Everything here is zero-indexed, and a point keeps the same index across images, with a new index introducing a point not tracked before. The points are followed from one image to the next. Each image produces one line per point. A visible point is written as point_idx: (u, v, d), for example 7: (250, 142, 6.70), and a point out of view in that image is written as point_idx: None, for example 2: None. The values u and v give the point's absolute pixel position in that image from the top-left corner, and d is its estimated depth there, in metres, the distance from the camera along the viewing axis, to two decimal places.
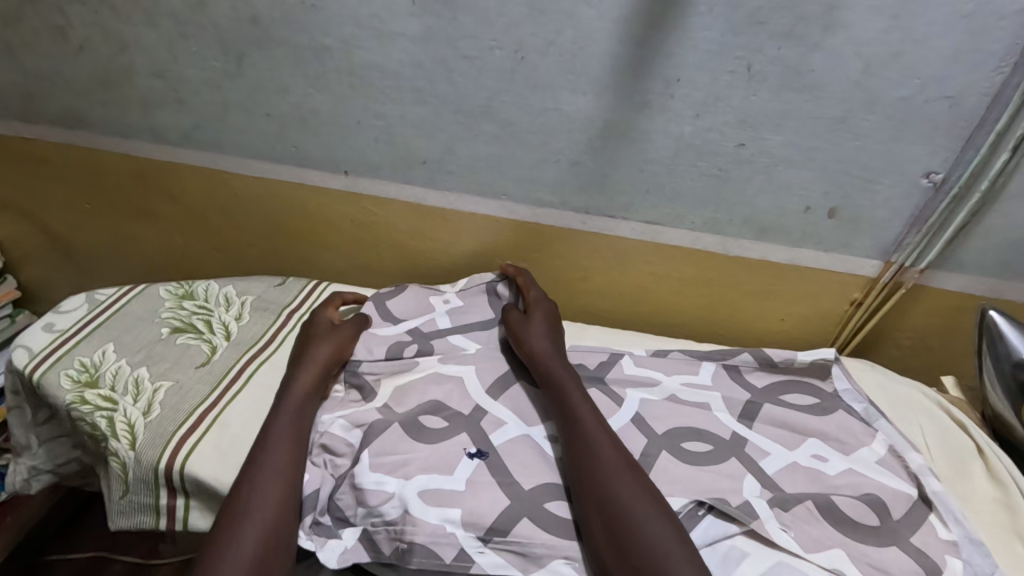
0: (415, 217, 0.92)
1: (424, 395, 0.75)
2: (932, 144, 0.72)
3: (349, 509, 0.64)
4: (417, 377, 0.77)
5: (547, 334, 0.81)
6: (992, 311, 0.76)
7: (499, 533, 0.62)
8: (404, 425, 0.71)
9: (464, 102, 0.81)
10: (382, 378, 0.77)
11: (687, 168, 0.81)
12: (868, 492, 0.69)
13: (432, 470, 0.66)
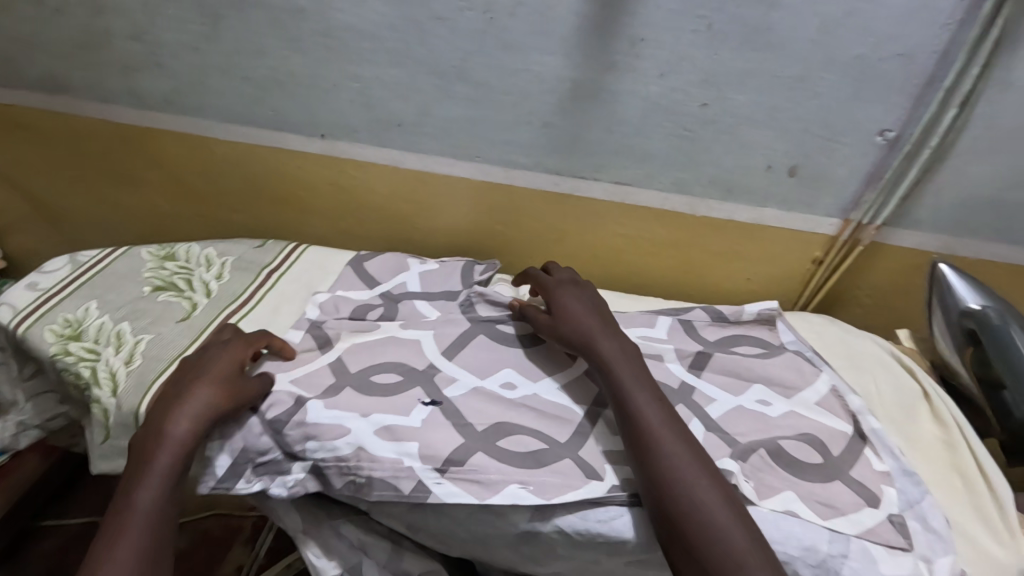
0: (393, 180, 0.91)
1: (380, 354, 0.73)
2: (888, 101, 0.70)
3: (297, 445, 0.62)
4: (373, 339, 0.75)
5: (592, 312, 0.69)
6: (941, 264, 0.74)
7: (456, 464, 0.60)
8: (359, 382, 0.69)
9: (435, 63, 0.77)
10: (342, 333, 0.75)
11: (654, 129, 0.78)
12: (805, 432, 0.64)
13: (388, 412, 0.65)
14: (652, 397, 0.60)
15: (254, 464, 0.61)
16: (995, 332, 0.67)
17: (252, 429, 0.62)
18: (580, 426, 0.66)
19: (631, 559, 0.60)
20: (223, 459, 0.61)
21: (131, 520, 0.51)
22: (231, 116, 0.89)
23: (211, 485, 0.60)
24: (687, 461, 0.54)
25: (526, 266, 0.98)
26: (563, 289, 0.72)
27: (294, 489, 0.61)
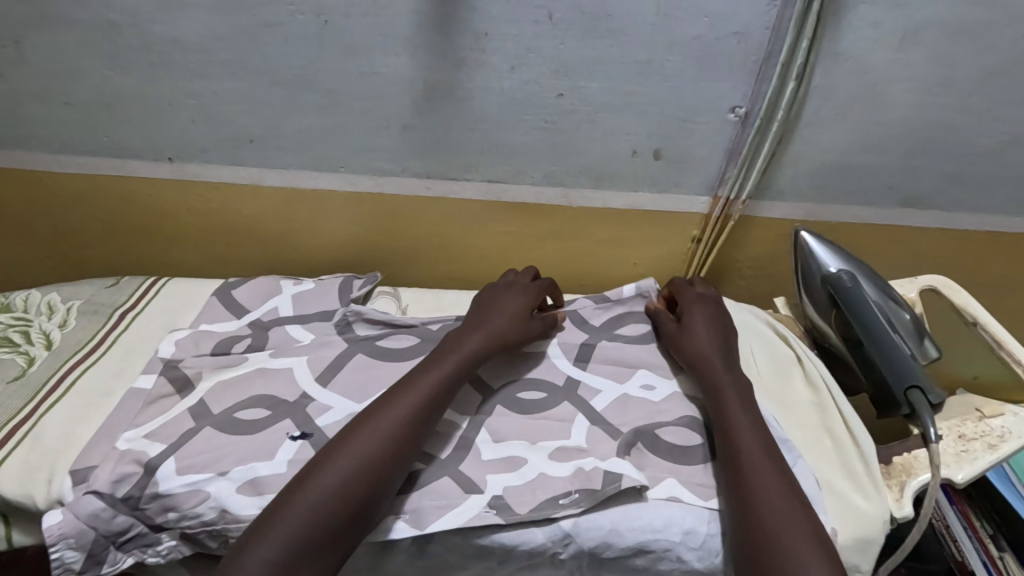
0: (256, 200, 0.86)
1: (247, 390, 0.68)
2: (732, 79, 0.71)
3: (158, 515, 0.57)
4: (241, 374, 0.69)
5: (715, 329, 0.71)
6: (802, 231, 0.75)
7: None
8: (220, 425, 0.64)
9: (276, 73, 0.72)
10: (203, 372, 0.69)
11: (516, 123, 0.76)
12: (682, 412, 0.67)
13: (251, 459, 0.60)
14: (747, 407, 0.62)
15: (116, 542, 0.56)
16: (849, 295, 0.70)
17: (100, 513, 0.56)
18: (463, 438, 0.64)
19: (523, 569, 0.59)
20: (74, 551, 0.55)
21: (360, 431, 0.57)
22: (61, 145, 0.81)
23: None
24: (768, 472, 0.55)
25: (413, 274, 0.95)
26: (707, 300, 0.75)
27: (169, 557, 0.57)
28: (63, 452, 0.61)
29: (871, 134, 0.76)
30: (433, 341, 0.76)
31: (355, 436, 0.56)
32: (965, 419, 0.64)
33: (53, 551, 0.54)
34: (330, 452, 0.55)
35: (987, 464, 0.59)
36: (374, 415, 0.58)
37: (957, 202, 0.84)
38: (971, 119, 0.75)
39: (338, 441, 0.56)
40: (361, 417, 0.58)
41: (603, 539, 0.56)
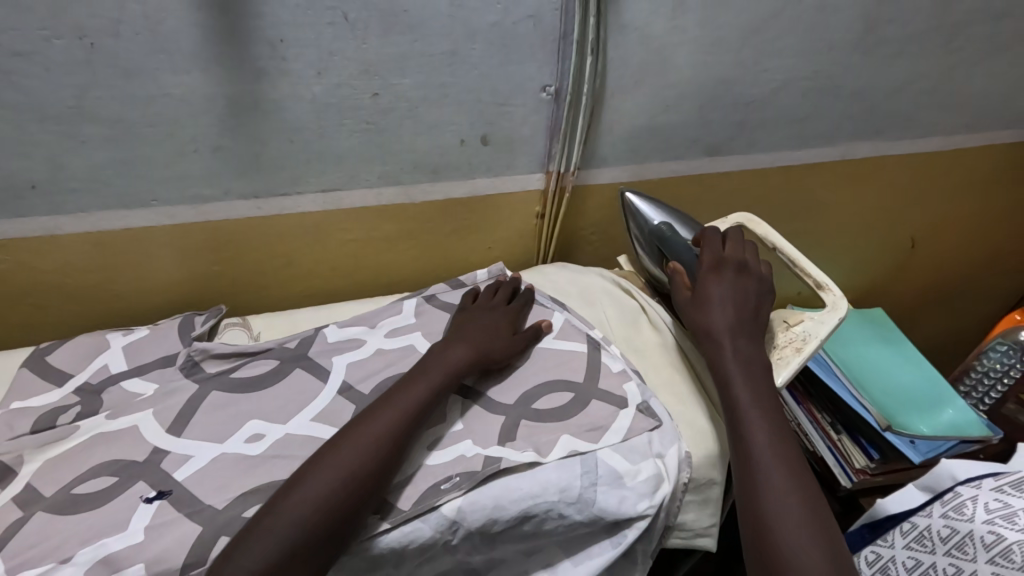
0: (57, 251, 0.76)
1: (84, 462, 0.60)
2: (537, 60, 0.75)
3: None
4: (75, 446, 0.62)
5: (734, 311, 0.67)
6: (629, 193, 0.82)
7: (197, 565, 0.53)
8: (55, 507, 0.56)
9: (45, 107, 0.64)
10: (25, 453, 0.61)
11: (336, 129, 0.75)
12: (545, 378, 0.71)
13: (100, 537, 0.54)
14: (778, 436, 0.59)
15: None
16: (670, 243, 0.77)
17: None
18: None
19: (420, 565, 0.60)
20: None
21: (345, 447, 0.56)
22: None
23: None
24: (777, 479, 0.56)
25: (267, 299, 0.91)
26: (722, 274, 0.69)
27: None
28: None
29: (667, 95, 0.85)
30: (294, 361, 0.73)
31: (337, 457, 0.55)
32: (777, 333, 0.73)
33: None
34: (304, 477, 0.54)
35: (795, 365, 0.68)
36: (360, 435, 0.57)
37: (750, 145, 0.96)
38: (743, 72, 0.85)
39: (319, 460, 0.55)
40: (352, 424, 0.59)
41: (488, 516, 0.58)
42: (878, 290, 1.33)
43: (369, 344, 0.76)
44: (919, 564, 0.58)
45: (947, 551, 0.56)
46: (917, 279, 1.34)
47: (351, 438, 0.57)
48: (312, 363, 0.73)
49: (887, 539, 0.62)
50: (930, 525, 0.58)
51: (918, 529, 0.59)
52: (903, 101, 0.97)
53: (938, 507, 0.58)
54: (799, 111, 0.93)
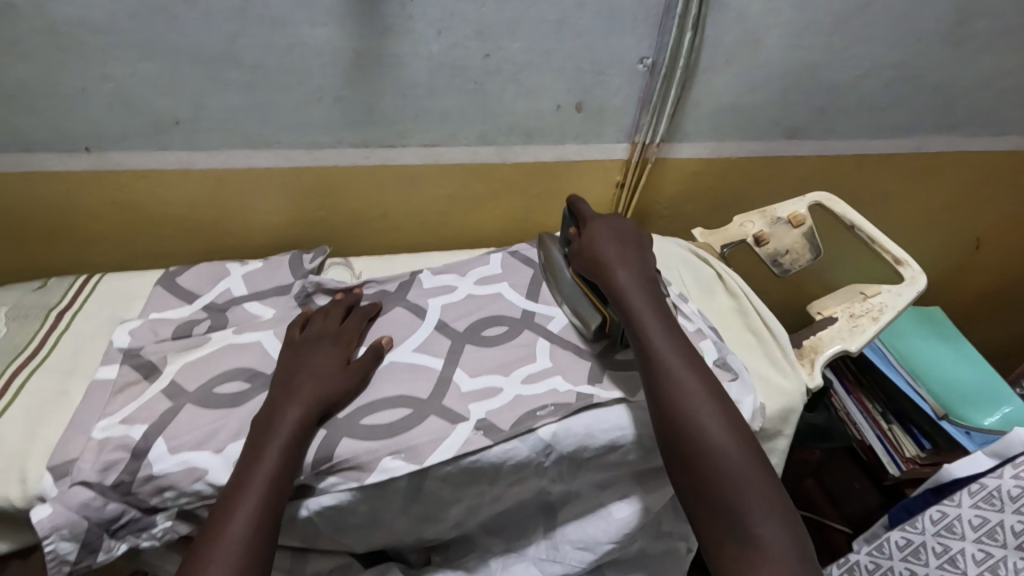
0: (186, 185, 0.83)
1: (219, 367, 0.67)
2: (637, 33, 0.80)
3: (153, 498, 0.56)
4: (209, 353, 0.69)
5: (614, 240, 0.75)
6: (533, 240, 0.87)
7: (324, 462, 0.59)
8: (200, 401, 0.63)
9: (199, 50, 0.71)
10: (168, 355, 0.68)
11: (446, 87, 0.80)
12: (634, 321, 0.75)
13: (246, 433, 0.60)
14: (726, 418, 0.59)
15: (109, 530, 0.55)
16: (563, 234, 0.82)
17: (89, 503, 0.54)
18: (439, 378, 0.68)
19: (512, 484, 0.66)
20: (68, 545, 0.53)
21: (245, 492, 0.54)
22: None
23: (65, 571, 0.53)
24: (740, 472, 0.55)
25: (359, 247, 0.97)
26: (600, 241, 0.75)
27: (165, 538, 0.58)
28: (28, 450, 0.58)
29: (755, 76, 0.88)
30: (396, 300, 0.79)
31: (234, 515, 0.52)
32: (853, 302, 0.76)
33: (46, 545, 0.52)
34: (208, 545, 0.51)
35: (872, 332, 0.72)
36: (240, 482, 0.55)
37: (828, 131, 0.98)
38: (832, 57, 0.88)
39: (216, 532, 0.52)
40: (248, 450, 0.57)
41: (580, 442, 0.64)
42: (937, 289, 1.34)
43: (461, 290, 0.80)
44: (986, 522, 0.61)
45: (1016, 509, 0.59)
46: (977, 281, 1.34)
47: (242, 468, 0.55)
48: (410, 302, 0.78)
49: (952, 498, 0.65)
50: (1000, 485, 0.61)
51: (986, 489, 0.62)
52: (985, 97, 0.99)
53: (1010, 468, 0.61)
54: (882, 99, 0.95)
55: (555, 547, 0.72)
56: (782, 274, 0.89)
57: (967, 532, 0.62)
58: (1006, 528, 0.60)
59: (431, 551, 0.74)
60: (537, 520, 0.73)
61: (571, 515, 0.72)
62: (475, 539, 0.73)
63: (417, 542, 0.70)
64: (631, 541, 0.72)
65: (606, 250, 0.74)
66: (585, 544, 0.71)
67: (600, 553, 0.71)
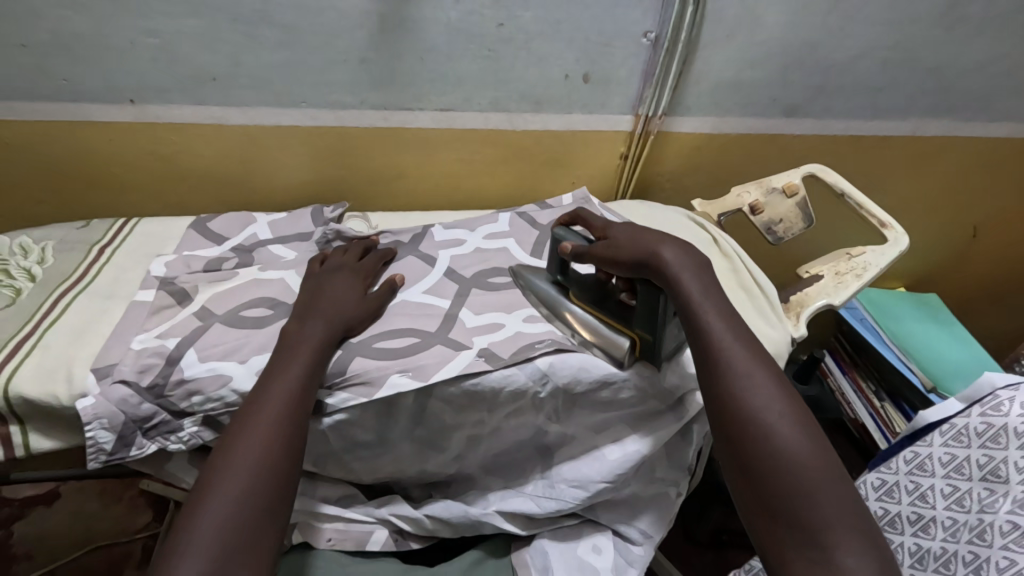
0: (219, 139, 0.90)
1: (245, 296, 0.73)
2: (642, 6, 0.85)
3: (182, 402, 0.62)
4: (236, 284, 0.75)
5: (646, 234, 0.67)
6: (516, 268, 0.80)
7: (339, 375, 0.65)
8: (227, 322, 0.69)
9: (238, 9, 0.78)
10: (199, 285, 0.74)
11: (462, 53, 0.86)
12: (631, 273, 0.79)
13: (267, 350, 0.66)
14: (803, 427, 0.52)
15: (143, 429, 0.62)
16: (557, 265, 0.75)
17: (127, 400, 0.61)
18: (446, 315, 0.74)
19: (510, 415, 0.70)
20: (107, 435, 0.60)
21: (224, 486, 0.50)
22: (11, 91, 0.81)
23: (103, 459, 0.60)
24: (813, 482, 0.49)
25: (377, 206, 1.03)
26: (631, 232, 0.68)
27: (191, 443, 0.63)
28: (74, 356, 0.65)
29: (754, 52, 0.93)
30: (409, 250, 0.84)
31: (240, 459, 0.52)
32: (839, 261, 0.80)
33: (88, 432, 0.60)
34: (214, 480, 0.51)
35: (855, 288, 0.76)
36: (255, 421, 0.55)
37: (825, 110, 1.03)
38: (827, 36, 0.93)
39: (186, 528, 0.48)
40: (231, 439, 0.54)
41: (573, 375, 0.68)
42: (935, 276, 1.37)
43: (469, 243, 0.86)
44: (954, 459, 0.65)
45: (981, 444, 0.63)
46: (975, 270, 1.37)
47: (226, 459, 0.52)
48: (421, 252, 0.84)
49: (925, 439, 0.69)
50: (967, 423, 0.65)
51: (955, 428, 0.66)
52: (978, 82, 1.03)
53: (977, 408, 0.65)
54: (877, 80, 1.00)
55: (551, 485, 0.74)
56: (776, 242, 0.92)
57: (936, 469, 0.67)
58: (972, 462, 0.64)
59: (433, 488, 0.78)
60: (534, 463, 0.76)
61: (566, 457, 0.75)
62: (475, 477, 0.77)
63: (418, 476, 0.75)
64: (624, 484, 0.73)
65: (646, 236, 0.66)
66: (578, 483, 0.72)
67: (594, 493, 0.72)
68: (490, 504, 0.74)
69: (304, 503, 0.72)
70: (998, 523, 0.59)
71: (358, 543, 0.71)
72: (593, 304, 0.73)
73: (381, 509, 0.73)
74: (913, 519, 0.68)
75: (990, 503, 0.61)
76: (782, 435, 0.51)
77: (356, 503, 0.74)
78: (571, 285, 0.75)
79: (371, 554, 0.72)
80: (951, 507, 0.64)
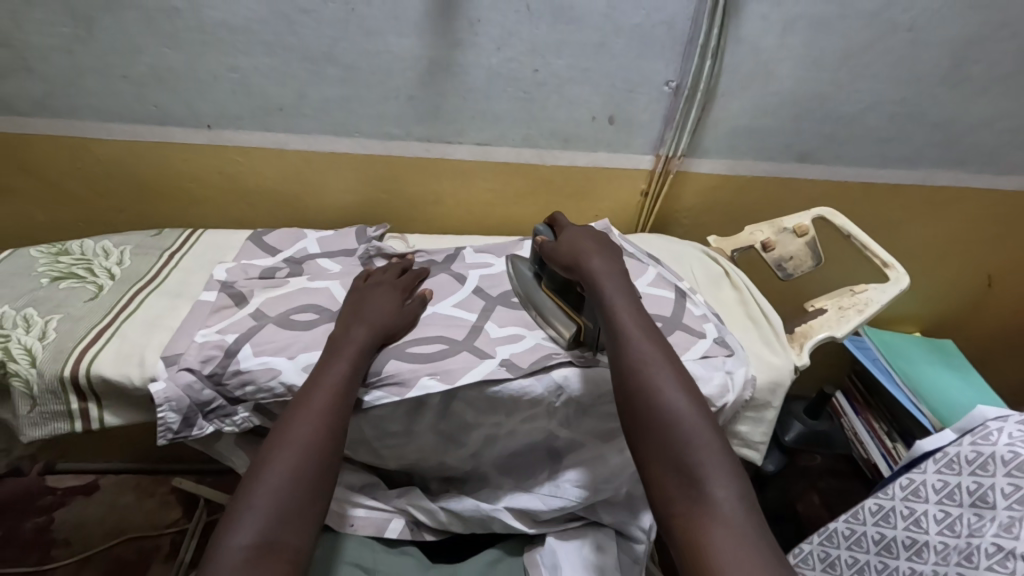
0: (281, 161, 1.00)
1: (296, 302, 0.81)
2: (665, 59, 0.94)
3: (237, 390, 0.70)
4: (287, 292, 0.83)
5: (591, 241, 0.79)
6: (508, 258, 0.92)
7: (375, 375, 0.72)
8: (279, 322, 0.77)
9: (308, 51, 0.89)
10: (255, 290, 0.83)
11: (501, 94, 0.96)
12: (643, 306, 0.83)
13: (314, 349, 0.73)
14: (688, 392, 0.61)
15: (203, 411, 0.70)
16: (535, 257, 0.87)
17: (192, 385, 0.69)
18: (472, 326, 0.81)
19: (525, 419, 0.76)
20: (173, 416, 0.68)
21: (291, 441, 0.59)
22: (108, 114, 0.94)
23: (170, 436, 0.68)
24: (700, 446, 0.56)
25: (414, 227, 1.12)
26: (576, 236, 0.80)
27: (243, 426, 0.71)
28: (147, 344, 0.73)
29: (769, 102, 1.01)
30: (441, 268, 0.92)
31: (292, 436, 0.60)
32: (844, 297, 0.86)
33: (159, 412, 0.68)
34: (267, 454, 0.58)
35: (857, 322, 0.81)
36: (315, 392, 0.64)
37: (838, 156, 1.09)
38: (839, 90, 1.00)
39: (258, 475, 0.56)
40: (294, 406, 0.63)
41: (586, 387, 0.75)
42: (950, 323, 1.39)
43: (496, 265, 0.93)
44: (947, 485, 0.69)
45: (971, 471, 0.67)
46: (990, 319, 1.39)
47: (290, 423, 0.61)
48: (453, 271, 0.92)
49: (920, 467, 0.72)
50: (958, 451, 0.69)
51: (948, 456, 0.70)
52: (987, 137, 1.08)
53: (968, 437, 0.69)
54: (887, 131, 1.06)
55: (555, 485, 0.79)
56: (785, 277, 0.97)
57: (930, 495, 0.70)
58: (963, 488, 0.67)
59: (450, 484, 0.85)
60: (543, 466, 0.82)
61: (574, 464, 0.81)
62: (488, 474, 0.83)
63: (437, 469, 0.83)
64: (615, 485, 0.79)
65: (582, 243, 0.78)
66: (581, 483, 0.79)
67: (595, 493, 0.78)
68: (499, 500, 0.79)
69: (337, 493, 0.79)
70: (984, 546, 0.62)
71: (377, 529, 0.77)
72: (557, 294, 0.82)
73: (400, 498, 0.80)
74: (908, 544, 0.71)
75: (978, 527, 0.64)
76: (670, 398, 0.60)
77: (378, 491, 0.81)
78: (544, 275, 0.85)
79: (388, 541, 0.78)
80: (943, 531, 0.67)
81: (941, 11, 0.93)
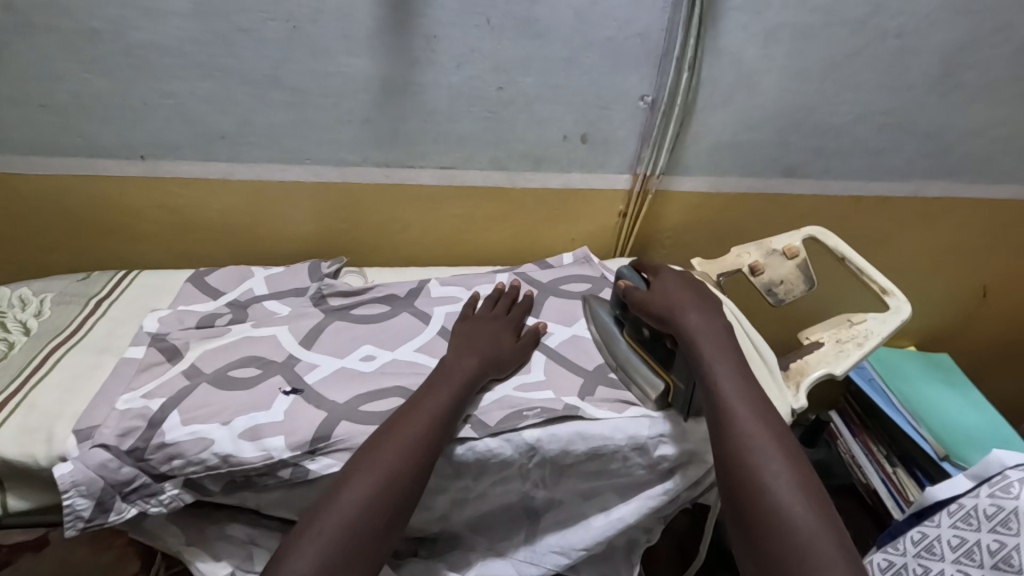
0: (229, 193, 0.91)
1: (235, 354, 0.72)
2: (640, 72, 0.87)
3: (162, 465, 0.61)
4: (227, 342, 0.74)
5: (685, 289, 0.71)
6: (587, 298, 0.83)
7: (323, 441, 0.63)
8: (214, 381, 0.68)
9: (249, 74, 0.81)
10: (190, 342, 0.74)
11: (464, 114, 0.88)
12: None
13: (250, 411, 0.65)
14: (796, 476, 0.54)
15: (122, 493, 0.60)
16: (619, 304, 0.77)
17: (107, 464, 0.60)
18: None
19: (495, 482, 0.68)
20: (83, 501, 0.59)
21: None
22: (28, 147, 0.84)
23: (80, 527, 0.58)
24: (812, 545, 0.49)
25: (376, 258, 1.03)
26: (672, 285, 0.71)
27: (171, 505, 0.62)
28: (60, 415, 0.64)
29: (753, 114, 0.94)
30: (404, 306, 0.84)
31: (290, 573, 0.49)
32: (841, 328, 0.80)
33: (65, 499, 0.58)
34: None
35: (856, 358, 0.75)
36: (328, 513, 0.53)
37: (827, 171, 1.03)
38: (826, 101, 0.94)
39: None
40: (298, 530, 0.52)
41: (564, 447, 0.66)
42: (944, 337, 1.34)
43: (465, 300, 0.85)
44: (965, 542, 0.62)
45: (991, 528, 0.60)
46: (983, 331, 1.34)
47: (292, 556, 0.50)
48: (416, 309, 0.83)
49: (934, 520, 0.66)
50: (976, 504, 0.62)
51: (964, 509, 0.63)
52: (981, 146, 1.03)
53: (986, 488, 0.62)
54: (876, 143, 1.00)
55: (533, 549, 0.72)
56: (776, 303, 0.91)
57: (946, 553, 0.63)
58: (982, 547, 0.60)
59: (419, 543, 0.74)
60: (520, 525, 0.74)
61: (552, 523, 0.73)
62: (459, 538, 0.74)
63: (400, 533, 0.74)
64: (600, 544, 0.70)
65: (678, 293, 0.70)
66: (559, 548, 0.71)
67: (575, 558, 0.71)
68: (469, 568, 0.71)
69: None
70: None
71: None
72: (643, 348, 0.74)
73: None
74: None
75: None
76: (781, 497, 0.52)
77: None
78: (627, 322, 0.77)
79: None
80: None
81: (930, 17, 0.87)
